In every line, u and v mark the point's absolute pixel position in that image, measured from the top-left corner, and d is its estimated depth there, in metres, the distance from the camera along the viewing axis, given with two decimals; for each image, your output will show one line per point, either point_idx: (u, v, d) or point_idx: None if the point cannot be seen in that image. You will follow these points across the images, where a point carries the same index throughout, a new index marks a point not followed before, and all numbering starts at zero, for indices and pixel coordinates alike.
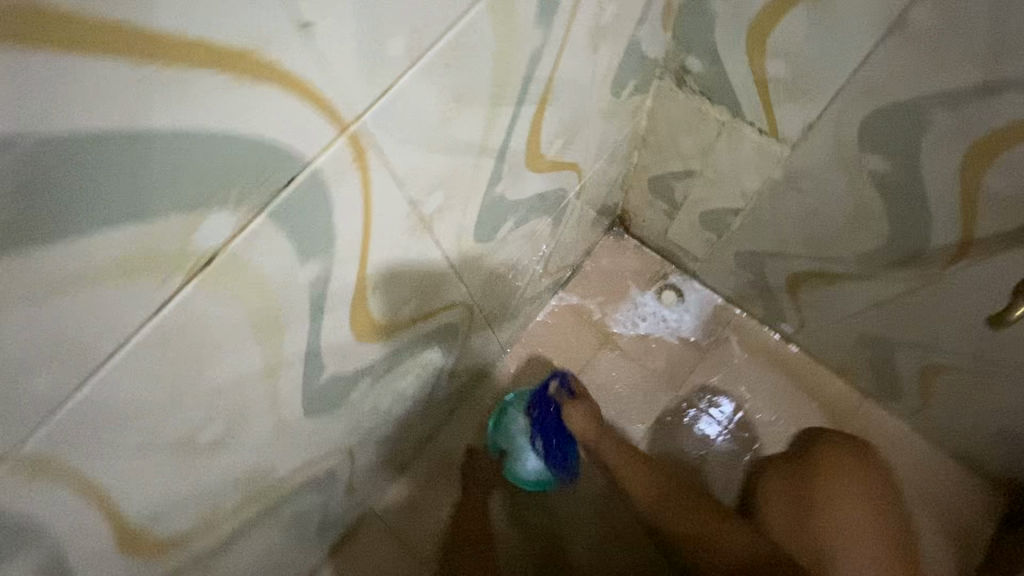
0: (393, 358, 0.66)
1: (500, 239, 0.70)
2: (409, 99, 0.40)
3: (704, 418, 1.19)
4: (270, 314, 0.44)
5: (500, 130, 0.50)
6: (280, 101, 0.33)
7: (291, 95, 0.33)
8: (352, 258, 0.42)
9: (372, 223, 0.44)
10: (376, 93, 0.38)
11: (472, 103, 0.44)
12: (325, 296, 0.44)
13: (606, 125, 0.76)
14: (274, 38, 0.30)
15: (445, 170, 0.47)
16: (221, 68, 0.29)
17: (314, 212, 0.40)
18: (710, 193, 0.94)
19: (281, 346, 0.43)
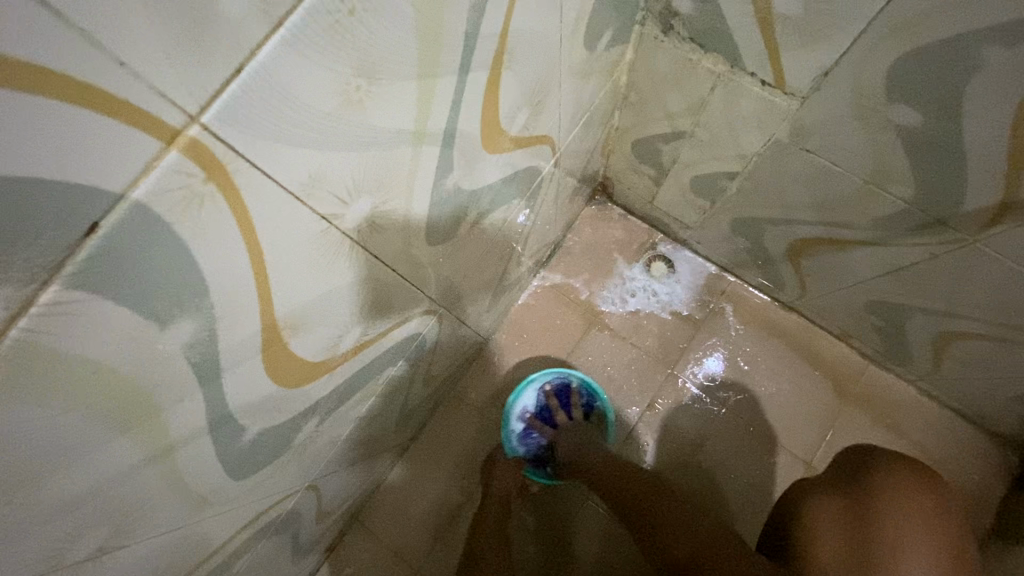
0: (345, 388, 0.56)
1: (463, 235, 0.58)
2: (291, 88, 0.25)
3: (687, 377, 1.12)
4: (135, 411, 0.30)
5: (443, 108, 0.38)
6: (41, 115, 0.18)
7: (63, 101, 0.19)
8: (243, 302, 0.31)
9: (264, 261, 0.31)
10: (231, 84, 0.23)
11: (393, 78, 0.31)
12: (219, 357, 0.32)
13: (581, 86, 0.64)
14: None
15: (367, 173, 0.34)
16: None
17: (168, 272, 0.26)
18: (703, 156, 0.83)
19: (164, 427, 0.32)
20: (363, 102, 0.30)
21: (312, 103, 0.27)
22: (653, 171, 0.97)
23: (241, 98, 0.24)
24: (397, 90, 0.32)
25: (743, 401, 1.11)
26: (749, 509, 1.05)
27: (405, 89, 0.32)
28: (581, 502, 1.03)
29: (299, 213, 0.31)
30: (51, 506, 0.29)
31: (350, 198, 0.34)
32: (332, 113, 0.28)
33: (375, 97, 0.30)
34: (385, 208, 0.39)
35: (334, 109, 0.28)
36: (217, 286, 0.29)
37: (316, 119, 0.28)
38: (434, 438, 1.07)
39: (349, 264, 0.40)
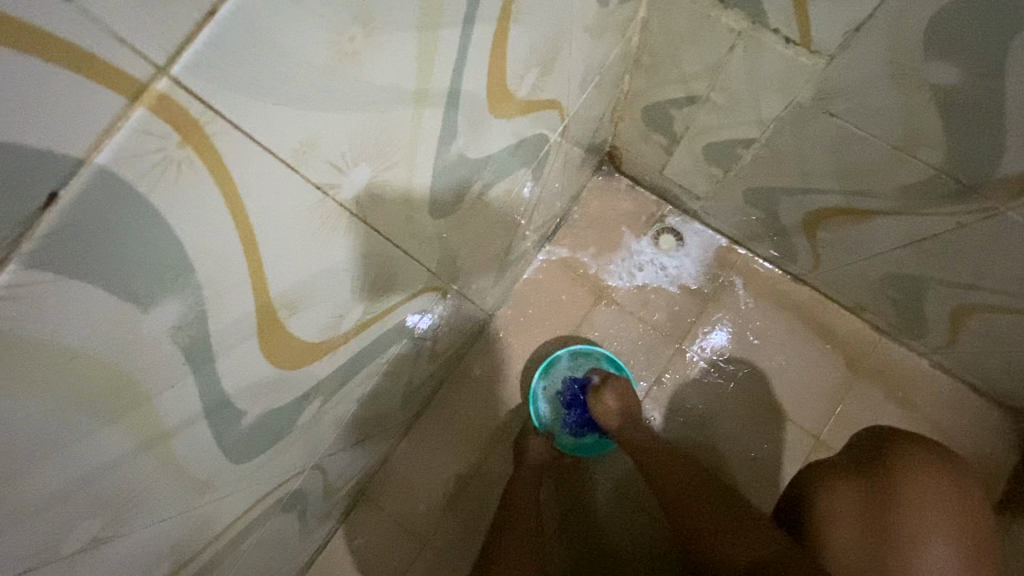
0: (348, 368, 0.54)
1: (468, 207, 0.56)
2: (275, 37, 0.22)
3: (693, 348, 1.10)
4: (122, 398, 0.28)
5: (446, 66, 0.34)
6: None
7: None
8: (236, 281, 0.29)
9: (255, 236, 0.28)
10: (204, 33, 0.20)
11: (391, 29, 0.28)
12: (211, 339, 0.30)
13: (592, 46, 0.60)
14: None
15: (365, 139, 0.31)
16: None
17: (146, 248, 0.23)
18: (718, 122, 0.79)
19: (156, 413, 0.30)
20: (358, 56, 0.27)
21: (299, 56, 0.24)
22: (664, 138, 0.93)
23: (218, 49, 0.21)
24: (397, 43, 0.29)
25: (753, 375, 1.09)
26: (755, 478, 1.05)
27: (406, 42, 0.29)
28: (586, 473, 1.03)
29: (291, 182, 0.28)
30: (36, 501, 0.27)
31: (348, 165, 0.32)
32: (324, 67, 0.25)
33: (371, 50, 0.27)
34: (386, 176, 0.36)
35: (326, 63, 0.25)
36: (203, 262, 0.26)
37: (307, 75, 0.25)
38: (438, 414, 1.06)
39: (348, 237, 0.37)
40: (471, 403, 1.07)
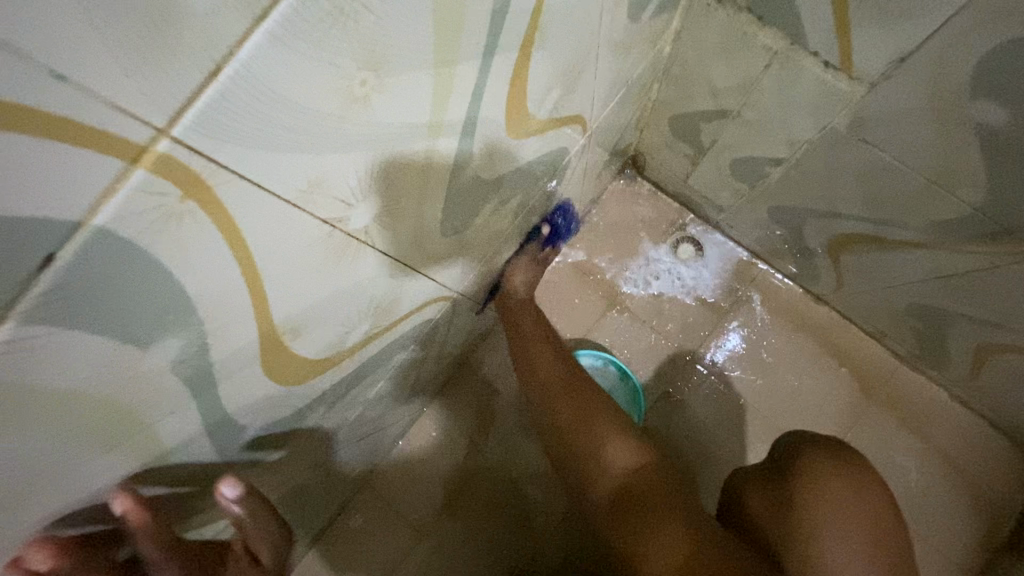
0: (353, 377, 0.54)
1: (481, 223, 0.55)
2: (278, 86, 0.22)
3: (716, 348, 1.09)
4: (124, 426, 0.28)
5: (464, 96, 0.33)
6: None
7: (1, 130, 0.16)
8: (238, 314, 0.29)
9: (255, 272, 0.28)
10: (203, 84, 0.20)
11: (401, 69, 0.27)
12: (213, 368, 0.31)
13: (619, 60, 0.58)
14: None
15: (374, 176, 0.31)
16: None
17: (147, 293, 0.23)
18: (747, 139, 0.76)
19: (155, 438, 0.31)
20: (368, 97, 0.26)
21: (307, 102, 0.23)
22: (690, 149, 0.90)
23: (221, 102, 0.20)
24: (410, 80, 0.28)
25: (762, 393, 1.08)
26: None
27: (419, 79, 0.28)
28: None
29: (299, 222, 0.28)
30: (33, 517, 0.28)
31: (357, 199, 0.31)
32: (332, 111, 0.25)
33: (383, 90, 0.27)
34: (397, 205, 0.36)
35: (333, 106, 0.25)
36: (203, 301, 0.26)
37: (313, 119, 0.24)
38: (444, 411, 1.07)
39: (357, 264, 0.37)
40: (477, 403, 1.07)
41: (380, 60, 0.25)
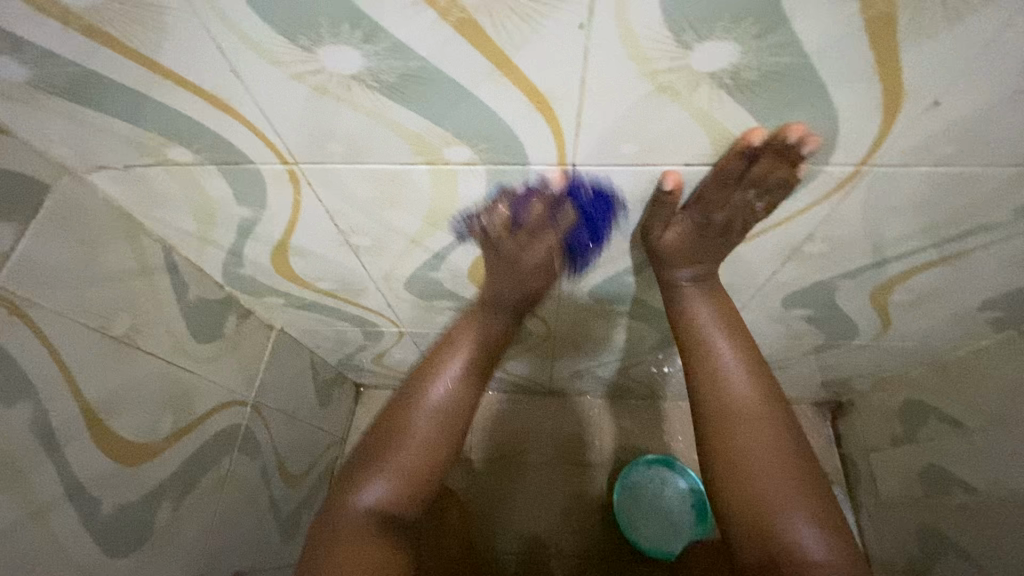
0: (646, 309, 0.81)
1: (786, 314, 0.79)
2: (897, 189, 0.51)
3: None
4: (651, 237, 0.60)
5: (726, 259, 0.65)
6: (867, 123, 0.42)
7: (876, 126, 0.43)
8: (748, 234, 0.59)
9: (787, 223, 0.57)
10: (910, 163, 0.47)
11: (908, 237, 0.58)
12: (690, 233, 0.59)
13: (943, 323, 0.79)
14: (917, 97, 0.40)
15: (832, 252, 0.61)
16: (882, 82, 0.39)
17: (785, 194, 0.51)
18: (960, 456, 0.91)
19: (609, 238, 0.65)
20: (714, 234, 0.59)
21: (655, 200, 0.53)
22: (899, 432, 1.06)
23: (666, 189, 0.51)
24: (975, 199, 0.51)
25: None
26: None
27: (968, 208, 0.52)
28: (580, 519, 1.21)
29: (794, 242, 0.60)
30: (598, 216, 0.57)
31: (888, 220, 0.55)
32: (684, 227, 0.57)
33: (716, 245, 0.60)
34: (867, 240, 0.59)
35: (857, 199, 0.52)
36: (823, 181, 0.50)
37: (690, 216, 0.56)
38: (550, 411, 1.31)
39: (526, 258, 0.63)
40: (573, 438, 1.29)
41: (918, 222, 0.55)
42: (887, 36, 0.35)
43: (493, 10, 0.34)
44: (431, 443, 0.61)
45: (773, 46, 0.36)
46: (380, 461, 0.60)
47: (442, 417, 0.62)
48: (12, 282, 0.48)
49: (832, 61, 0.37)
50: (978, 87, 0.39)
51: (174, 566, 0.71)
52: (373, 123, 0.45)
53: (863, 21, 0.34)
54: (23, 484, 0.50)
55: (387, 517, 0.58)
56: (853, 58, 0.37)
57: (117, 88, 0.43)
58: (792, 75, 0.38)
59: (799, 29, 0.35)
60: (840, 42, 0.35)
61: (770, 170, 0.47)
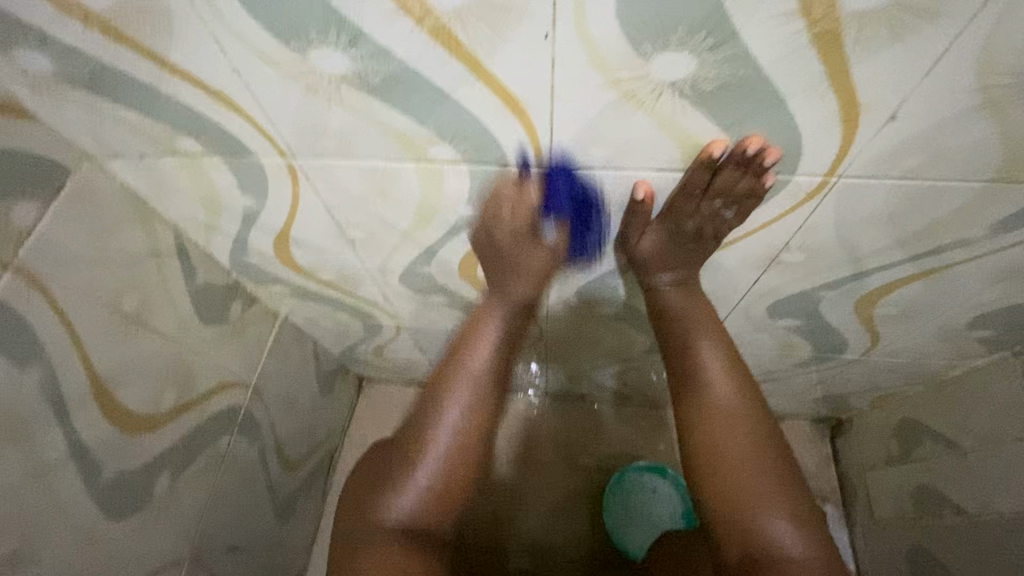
0: (635, 312, 0.83)
1: (773, 324, 0.79)
2: (868, 200, 0.52)
3: None
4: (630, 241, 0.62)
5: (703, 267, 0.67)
6: (828, 134, 0.44)
7: (838, 137, 0.44)
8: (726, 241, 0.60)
9: (762, 231, 0.58)
10: (878, 174, 0.48)
11: (886, 248, 0.58)
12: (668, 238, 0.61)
13: (933, 339, 0.79)
14: (873, 110, 0.41)
15: (811, 261, 0.62)
16: (837, 94, 0.40)
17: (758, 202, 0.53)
18: (953, 477, 0.90)
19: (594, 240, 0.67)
20: (688, 242, 0.61)
21: (629, 209, 0.56)
22: (895, 451, 1.05)
23: (638, 198, 0.53)
24: (946, 212, 0.52)
25: None
26: None
27: (940, 221, 0.53)
28: (572, 523, 1.23)
29: (772, 250, 0.61)
30: (579, 218, 0.59)
31: (861, 231, 0.56)
32: (657, 236, 0.60)
33: (692, 253, 0.63)
34: (844, 251, 0.60)
35: (829, 208, 0.53)
36: (793, 189, 0.51)
37: (665, 225, 0.59)
38: (543, 415, 1.30)
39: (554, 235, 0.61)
40: (571, 441, 1.29)
41: (892, 233, 0.56)
42: (836, 50, 0.37)
43: (463, 18, 0.37)
44: (456, 463, 0.57)
45: (726, 57, 0.38)
46: (406, 468, 0.57)
47: (472, 417, 0.59)
48: (32, 256, 0.53)
49: (786, 73, 0.39)
50: (930, 102, 0.41)
51: (170, 534, 0.75)
52: (362, 122, 0.48)
53: (811, 34, 0.36)
54: (32, 441, 0.54)
55: (422, 529, 0.56)
56: (807, 70, 0.39)
57: (132, 83, 0.47)
58: (750, 86, 0.40)
59: (750, 40, 0.37)
60: (790, 54, 0.37)
61: (733, 181, 0.50)
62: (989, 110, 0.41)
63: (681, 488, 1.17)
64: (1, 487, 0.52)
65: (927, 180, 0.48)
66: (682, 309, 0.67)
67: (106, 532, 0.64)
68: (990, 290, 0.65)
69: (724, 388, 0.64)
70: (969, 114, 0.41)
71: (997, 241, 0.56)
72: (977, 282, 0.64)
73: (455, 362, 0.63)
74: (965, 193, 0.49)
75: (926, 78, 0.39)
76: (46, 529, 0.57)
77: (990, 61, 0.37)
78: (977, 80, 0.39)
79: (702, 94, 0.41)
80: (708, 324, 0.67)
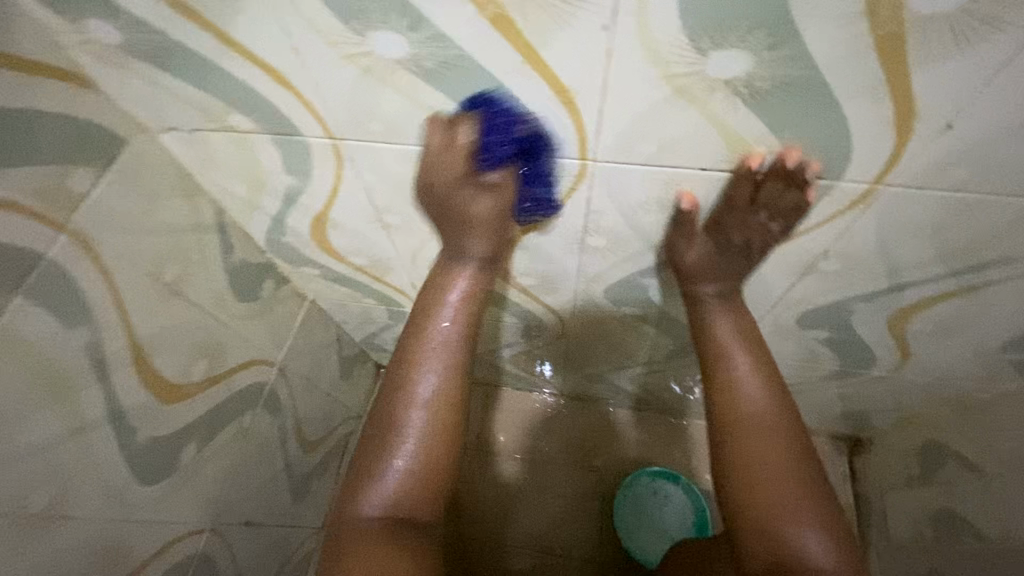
0: (662, 315, 0.83)
1: (801, 334, 0.79)
2: (913, 210, 0.51)
3: None
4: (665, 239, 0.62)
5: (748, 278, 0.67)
6: (880, 141, 0.44)
7: (890, 144, 0.44)
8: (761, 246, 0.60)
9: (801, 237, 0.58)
10: (926, 184, 0.48)
11: (927, 261, 0.58)
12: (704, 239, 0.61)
13: (967, 359, 0.78)
14: (928, 117, 0.41)
15: (848, 271, 0.62)
16: (893, 99, 0.40)
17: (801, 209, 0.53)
18: (977, 502, 0.88)
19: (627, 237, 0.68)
20: (733, 255, 0.61)
21: (675, 217, 0.57)
22: (917, 473, 1.03)
23: (683, 208, 0.54)
24: (994, 227, 0.51)
25: None
26: None
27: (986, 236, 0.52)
28: (581, 523, 1.22)
29: (808, 257, 0.61)
30: (618, 216, 0.59)
31: (902, 243, 0.56)
32: (704, 249, 0.61)
33: (738, 266, 0.63)
34: (883, 262, 0.59)
35: (872, 217, 0.53)
36: (838, 195, 0.51)
37: (711, 237, 0.59)
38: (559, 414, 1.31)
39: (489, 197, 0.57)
40: (584, 440, 1.29)
41: (935, 245, 0.55)
42: (896, 54, 0.37)
43: (525, 6, 0.38)
44: (428, 444, 0.59)
45: (782, 57, 0.38)
46: (379, 464, 0.58)
47: (435, 397, 0.60)
48: (87, 221, 0.55)
49: (843, 75, 0.39)
50: (989, 112, 0.40)
51: (192, 503, 0.77)
52: (412, 107, 0.49)
53: (871, 36, 0.36)
54: (73, 400, 0.56)
55: (399, 522, 0.57)
56: (864, 73, 0.38)
57: (194, 58, 0.49)
58: (804, 86, 0.40)
59: (808, 41, 0.37)
60: (848, 56, 0.37)
61: (778, 194, 0.51)
62: None
63: (694, 496, 1.17)
64: (42, 442, 0.54)
65: (977, 192, 0.48)
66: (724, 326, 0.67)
67: (134, 495, 0.66)
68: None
69: (764, 410, 0.63)
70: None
71: None
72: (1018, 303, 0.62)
73: (411, 344, 0.62)
74: (1015, 208, 0.48)
75: (986, 88, 0.38)
76: (80, 486, 0.59)
77: None
78: None
79: (754, 93, 0.41)
80: (748, 344, 0.66)
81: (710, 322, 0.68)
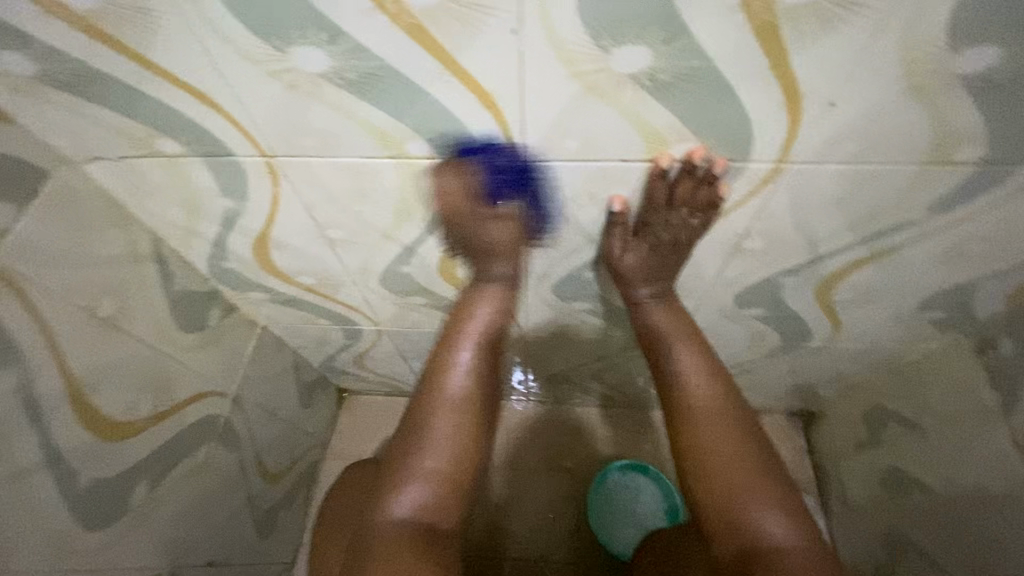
0: (611, 308, 0.86)
1: (741, 313, 0.83)
2: (817, 185, 0.56)
3: None
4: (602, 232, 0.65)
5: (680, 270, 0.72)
6: (776, 122, 0.48)
7: (785, 125, 0.48)
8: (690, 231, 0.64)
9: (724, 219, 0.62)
10: (823, 159, 0.52)
11: (839, 231, 0.63)
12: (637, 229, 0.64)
13: (891, 323, 0.84)
14: (812, 97, 0.45)
15: (771, 248, 0.66)
16: (780, 83, 0.44)
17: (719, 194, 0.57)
18: (918, 456, 0.94)
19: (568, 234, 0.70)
20: (663, 249, 0.66)
21: (607, 219, 0.62)
22: (864, 437, 1.09)
23: (614, 210, 0.60)
24: (888, 194, 0.56)
25: None
26: None
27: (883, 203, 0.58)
28: (557, 525, 1.23)
29: (734, 238, 0.65)
30: (553, 213, 0.62)
31: (814, 216, 0.60)
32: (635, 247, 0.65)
33: (670, 260, 0.68)
34: (801, 236, 0.64)
35: (783, 195, 0.57)
36: (749, 176, 0.55)
37: (641, 235, 0.64)
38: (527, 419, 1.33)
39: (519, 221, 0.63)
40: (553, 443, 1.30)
41: (842, 216, 0.60)
42: (774, 41, 0.41)
43: (435, 15, 0.40)
44: (459, 448, 0.61)
45: (676, 49, 0.42)
46: (410, 467, 0.60)
47: (466, 397, 0.64)
48: (10, 257, 0.53)
49: (732, 63, 0.43)
50: (864, 89, 0.45)
51: (147, 547, 0.73)
52: (341, 119, 0.51)
53: (749, 26, 0.40)
54: (4, 445, 0.53)
55: (429, 527, 0.57)
56: (750, 59, 0.42)
57: (114, 84, 0.49)
58: (701, 76, 0.44)
59: (697, 33, 0.41)
60: (733, 45, 0.41)
61: (693, 190, 0.56)
62: (914, 95, 0.45)
63: (665, 486, 1.19)
64: None
65: (868, 164, 0.52)
66: (666, 323, 0.71)
67: (80, 542, 0.63)
68: (936, 271, 0.70)
69: (707, 394, 0.66)
70: (897, 99, 0.46)
71: (937, 222, 0.60)
72: (924, 263, 0.68)
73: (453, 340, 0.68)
74: (902, 175, 0.54)
75: (856, 67, 0.43)
76: (18, 537, 0.56)
77: (909, 49, 0.41)
78: (900, 67, 0.43)
79: (658, 84, 0.45)
80: (690, 338, 0.71)
81: (650, 322, 0.72)
